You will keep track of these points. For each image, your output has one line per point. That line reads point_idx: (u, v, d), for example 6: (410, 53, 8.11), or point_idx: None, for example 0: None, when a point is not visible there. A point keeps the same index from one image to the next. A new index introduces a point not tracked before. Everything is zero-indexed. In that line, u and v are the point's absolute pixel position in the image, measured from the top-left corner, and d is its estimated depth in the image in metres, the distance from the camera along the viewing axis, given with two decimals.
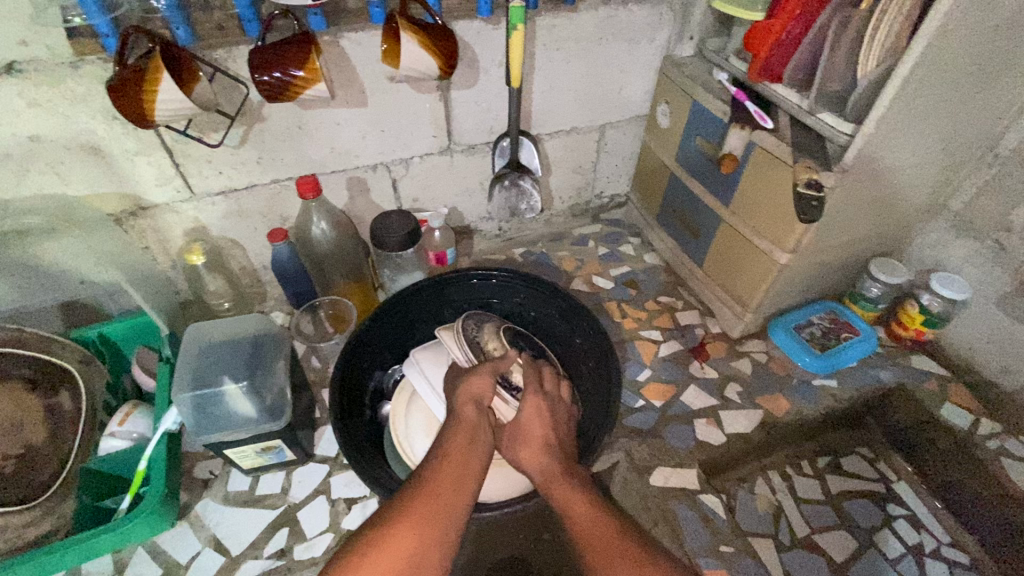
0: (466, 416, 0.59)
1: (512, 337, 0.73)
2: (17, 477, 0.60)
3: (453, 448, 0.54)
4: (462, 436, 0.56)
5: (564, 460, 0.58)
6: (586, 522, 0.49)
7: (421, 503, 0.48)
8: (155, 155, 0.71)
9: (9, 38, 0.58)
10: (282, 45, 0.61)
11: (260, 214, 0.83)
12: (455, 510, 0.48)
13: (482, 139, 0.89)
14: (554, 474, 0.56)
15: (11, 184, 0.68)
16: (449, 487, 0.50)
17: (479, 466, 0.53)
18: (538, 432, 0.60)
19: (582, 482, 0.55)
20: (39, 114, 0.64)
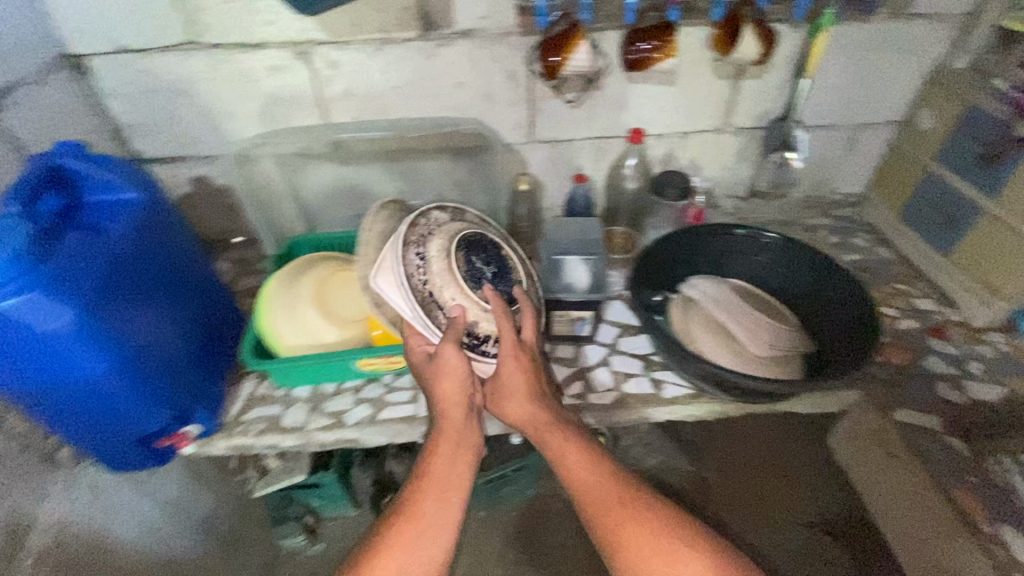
0: (449, 418, 0.71)
1: (467, 261, 0.79)
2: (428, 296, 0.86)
3: (439, 458, 0.68)
4: (448, 443, 0.69)
5: (542, 415, 0.72)
6: (579, 479, 0.65)
7: (418, 512, 0.64)
8: (521, 106, 1.00)
9: (477, 15, 0.89)
10: (655, 29, 0.84)
11: (566, 162, 1.08)
12: (443, 518, 0.64)
13: (752, 124, 1.06)
14: (544, 425, 0.71)
15: (430, 114, 1.00)
16: (441, 491, 0.65)
17: (461, 463, 0.68)
18: (520, 387, 0.73)
19: (564, 431, 0.70)
20: (470, 67, 0.94)
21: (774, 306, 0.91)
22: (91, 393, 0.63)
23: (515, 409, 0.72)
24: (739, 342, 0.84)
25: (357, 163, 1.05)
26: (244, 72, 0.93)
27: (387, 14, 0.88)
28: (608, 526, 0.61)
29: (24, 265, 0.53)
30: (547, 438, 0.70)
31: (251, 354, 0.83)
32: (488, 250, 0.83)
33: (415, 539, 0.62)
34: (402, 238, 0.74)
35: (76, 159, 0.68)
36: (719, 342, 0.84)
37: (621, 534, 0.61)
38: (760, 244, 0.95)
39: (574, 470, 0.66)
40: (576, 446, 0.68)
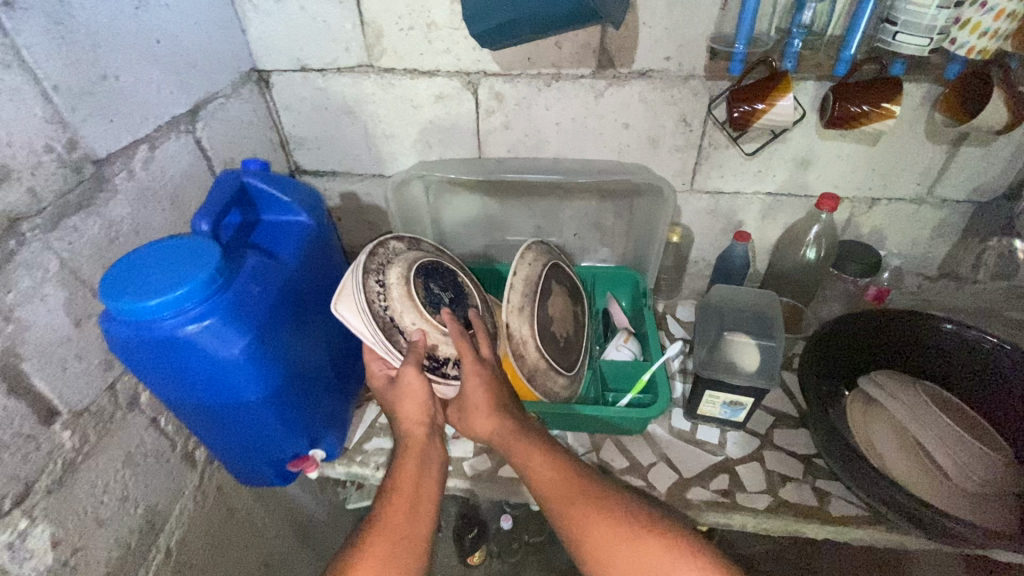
0: (409, 436, 0.64)
1: (426, 285, 0.70)
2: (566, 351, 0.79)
3: (405, 473, 0.62)
4: (411, 459, 0.63)
5: (506, 424, 0.64)
6: (553, 489, 0.59)
7: (392, 523, 0.57)
8: (688, 153, 0.91)
9: (660, 55, 0.82)
10: (873, 86, 0.73)
11: (725, 217, 0.98)
12: (409, 542, 0.56)
13: (963, 197, 0.90)
14: (511, 438, 0.63)
15: (587, 153, 0.95)
16: (408, 503, 0.59)
17: (427, 481, 0.62)
18: (482, 401, 0.64)
19: (535, 439, 0.63)
20: (640, 109, 0.88)
21: (983, 432, 0.73)
22: (236, 416, 0.63)
23: (481, 421, 0.65)
24: (941, 467, 0.68)
25: (503, 197, 1.01)
26: (409, 97, 0.93)
27: (565, 50, 0.83)
28: (585, 536, 0.55)
29: (213, 288, 0.54)
30: (519, 449, 0.62)
31: None
32: (445, 277, 0.75)
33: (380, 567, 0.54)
34: (358, 264, 0.66)
35: (260, 178, 0.69)
36: (912, 466, 0.69)
37: (602, 546, 0.54)
38: (978, 347, 0.76)
39: (541, 481, 0.60)
40: (540, 449, 0.62)
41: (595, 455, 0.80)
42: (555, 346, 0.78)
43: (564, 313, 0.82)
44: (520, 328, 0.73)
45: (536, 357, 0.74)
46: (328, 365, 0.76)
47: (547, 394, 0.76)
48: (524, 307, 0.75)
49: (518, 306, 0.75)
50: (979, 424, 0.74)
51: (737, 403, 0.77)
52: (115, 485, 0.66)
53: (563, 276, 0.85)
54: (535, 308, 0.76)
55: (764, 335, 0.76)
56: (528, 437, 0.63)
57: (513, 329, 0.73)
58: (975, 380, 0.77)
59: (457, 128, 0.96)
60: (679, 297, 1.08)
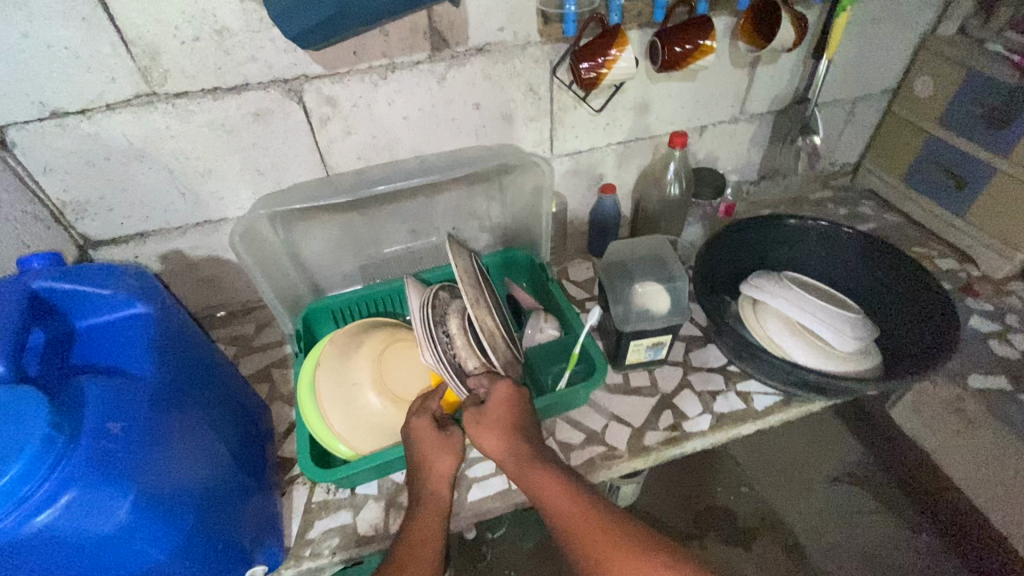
0: (428, 490, 0.62)
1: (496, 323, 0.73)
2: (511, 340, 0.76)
3: (420, 529, 0.60)
4: (431, 516, 0.61)
5: (517, 452, 0.61)
6: (577, 524, 0.54)
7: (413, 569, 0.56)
8: (542, 121, 0.91)
9: (494, 27, 0.78)
10: (689, 27, 0.79)
11: (588, 172, 1.02)
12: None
13: (765, 110, 1.04)
14: (523, 463, 0.60)
15: (445, 142, 0.89)
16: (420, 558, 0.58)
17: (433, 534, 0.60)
18: (501, 417, 0.63)
19: (549, 466, 0.60)
20: (487, 86, 0.84)
21: (837, 299, 0.88)
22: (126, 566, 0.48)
23: (488, 441, 0.62)
24: (828, 340, 0.80)
25: (366, 210, 0.91)
26: (219, 122, 0.77)
27: (393, 37, 0.75)
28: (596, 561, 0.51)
29: (55, 450, 0.40)
30: (530, 474, 0.59)
31: (309, 469, 0.67)
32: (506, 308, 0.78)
33: None
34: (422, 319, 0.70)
35: (60, 277, 0.52)
36: (808, 348, 0.80)
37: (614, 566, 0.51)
38: (811, 233, 0.96)
39: (557, 514, 0.56)
40: (554, 473, 0.59)
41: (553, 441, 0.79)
42: (509, 338, 0.74)
43: (496, 305, 0.78)
44: (486, 321, 0.69)
45: (506, 348, 0.70)
46: (237, 466, 0.62)
47: None
48: (481, 298, 0.70)
49: (474, 298, 0.68)
50: (831, 293, 0.90)
51: (657, 344, 0.81)
52: None
53: (482, 269, 0.81)
54: (485, 300, 0.71)
55: (667, 281, 0.82)
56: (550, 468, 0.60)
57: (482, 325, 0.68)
58: (809, 257, 0.98)
59: (291, 147, 0.82)
60: (567, 259, 1.10)
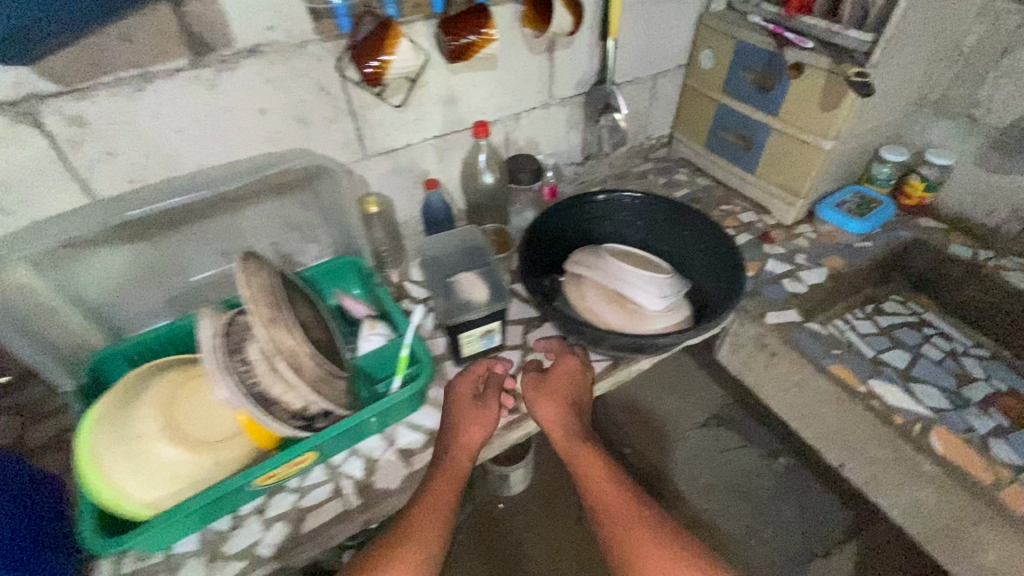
0: (458, 458, 0.70)
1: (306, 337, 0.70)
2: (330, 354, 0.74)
3: (439, 495, 0.66)
4: (448, 484, 0.68)
5: (574, 428, 0.76)
6: (608, 489, 0.69)
7: (423, 524, 0.63)
8: (343, 121, 0.87)
9: (261, 26, 0.73)
10: (466, 15, 0.80)
11: (410, 169, 1.00)
12: (434, 544, 0.62)
13: (573, 92, 1.09)
14: (573, 440, 0.74)
15: (239, 154, 0.83)
16: (432, 519, 0.64)
17: (450, 496, 0.67)
18: (563, 390, 0.79)
19: (597, 449, 0.74)
20: (270, 89, 0.79)
21: (649, 261, 0.95)
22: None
23: (552, 411, 0.76)
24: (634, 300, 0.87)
25: (156, 238, 0.84)
26: None
27: (139, 42, 0.67)
28: (623, 538, 0.64)
29: None
30: (579, 448, 0.73)
31: (92, 540, 0.60)
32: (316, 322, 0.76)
33: (416, 553, 0.61)
34: (215, 350, 0.64)
35: None
36: (619, 310, 0.87)
37: (639, 544, 0.63)
38: (623, 204, 1.03)
39: (597, 487, 0.70)
40: (598, 456, 0.73)
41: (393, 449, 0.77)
42: (320, 351, 0.71)
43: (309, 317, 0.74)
44: (284, 339, 0.64)
45: (314, 364, 0.66)
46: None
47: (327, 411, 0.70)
48: (278, 316, 0.66)
49: (269, 316, 0.65)
50: (647, 257, 0.98)
51: (488, 330, 0.82)
52: None
53: (287, 280, 0.76)
54: (286, 314, 0.67)
55: (480, 266, 0.83)
56: (593, 449, 0.73)
57: (278, 345, 0.64)
58: (627, 227, 1.05)
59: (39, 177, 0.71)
60: (408, 260, 1.08)
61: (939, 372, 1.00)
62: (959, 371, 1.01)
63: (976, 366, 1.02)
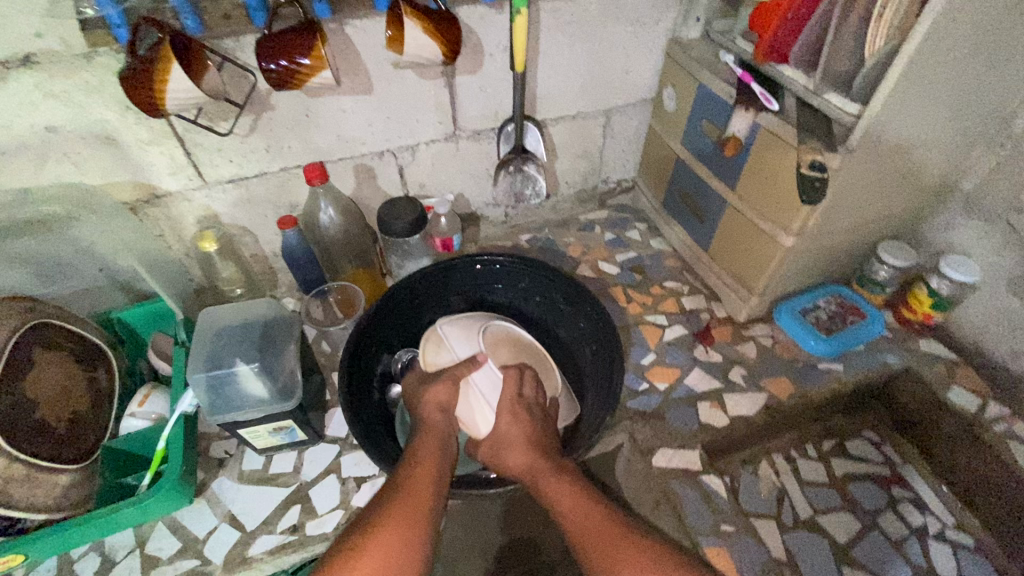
0: (435, 423, 0.61)
1: (15, 419, 0.57)
2: (66, 439, 0.61)
3: (427, 455, 0.56)
4: (433, 439, 0.59)
5: (546, 455, 0.59)
6: (578, 509, 0.51)
7: (404, 498, 0.51)
8: (167, 145, 0.73)
9: (26, 31, 0.59)
10: (289, 35, 0.62)
11: (269, 202, 0.84)
12: (422, 513, 0.50)
13: (488, 126, 0.89)
14: (542, 466, 0.57)
15: (30, 174, 0.70)
16: (425, 484, 0.53)
17: (445, 466, 0.56)
18: (520, 434, 0.61)
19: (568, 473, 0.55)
20: (56, 105, 0.65)
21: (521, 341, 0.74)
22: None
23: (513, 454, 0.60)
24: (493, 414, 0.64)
25: None
26: None
27: None
28: (606, 557, 0.47)
29: None
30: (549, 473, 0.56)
31: None
32: (65, 394, 0.63)
33: (400, 527, 0.48)
34: None
35: None
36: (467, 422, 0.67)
37: (625, 561, 0.46)
38: (501, 271, 0.84)
39: (566, 509, 0.52)
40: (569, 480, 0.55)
41: (138, 554, 0.65)
42: (43, 437, 0.59)
43: (54, 388, 0.63)
44: None
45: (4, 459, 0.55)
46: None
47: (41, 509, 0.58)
48: None
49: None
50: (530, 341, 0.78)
51: (280, 426, 0.67)
52: None
53: (44, 336, 0.64)
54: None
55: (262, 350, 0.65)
56: (562, 469, 0.57)
57: None
58: (514, 300, 0.87)
59: None
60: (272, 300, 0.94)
61: (893, 562, 0.74)
62: (922, 563, 0.74)
63: (947, 560, 0.75)
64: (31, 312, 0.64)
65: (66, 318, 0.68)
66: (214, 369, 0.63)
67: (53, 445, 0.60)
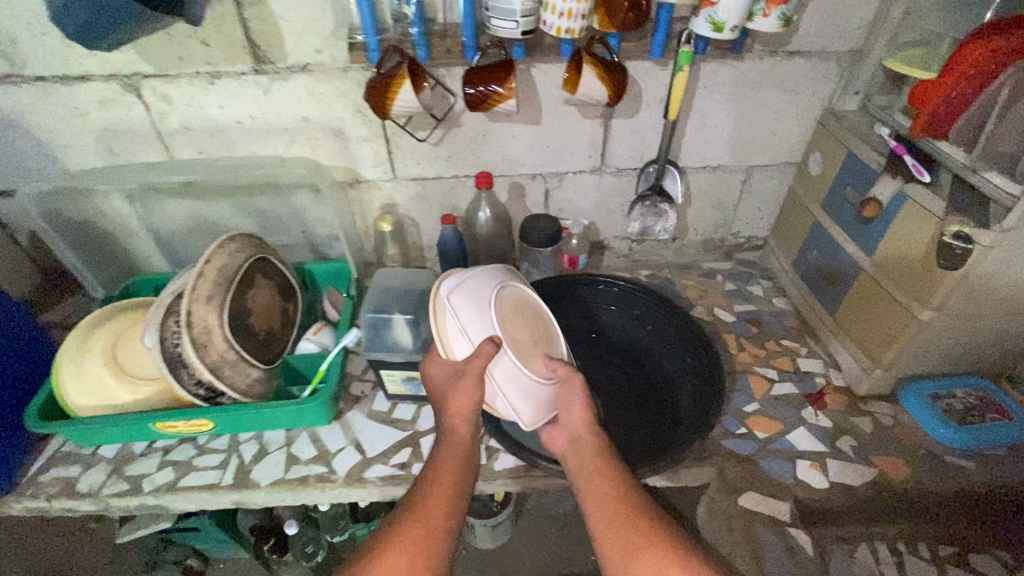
0: (456, 435, 0.68)
1: (237, 318, 0.76)
2: (261, 344, 0.80)
3: (445, 472, 0.64)
4: (454, 455, 0.66)
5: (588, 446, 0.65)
6: (609, 509, 0.59)
7: (422, 514, 0.60)
8: (377, 142, 0.93)
9: (311, 48, 0.82)
10: (491, 68, 0.78)
11: (437, 200, 1.02)
12: (440, 531, 0.58)
13: (632, 165, 0.99)
14: (584, 456, 0.64)
15: (282, 148, 0.94)
16: (441, 502, 0.61)
17: (463, 484, 0.64)
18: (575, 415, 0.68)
19: (607, 473, 0.62)
20: (314, 102, 0.88)
21: (513, 305, 0.74)
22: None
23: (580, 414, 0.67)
24: (524, 414, 0.69)
25: (209, 198, 0.99)
26: (72, 105, 0.87)
27: (213, 46, 0.81)
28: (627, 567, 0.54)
29: None
30: (592, 471, 0.62)
31: (38, 411, 0.77)
32: (268, 312, 0.83)
33: (417, 545, 0.57)
34: (162, 306, 0.73)
35: None
36: (490, 405, 0.72)
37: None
38: (617, 294, 0.93)
39: (604, 506, 0.59)
40: (607, 476, 0.62)
41: (285, 450, 0.80)
42: (249, 337, 0.78)
43: (263, 305, 0.82)
44: (207, 318, 0.72)
45: (226, 343, 0.73)
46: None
47: (233, 392, 0.75)
48: (215, 296, 0.74)
49: (207, 295, 0.73)
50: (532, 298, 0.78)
51: (411, 376, 0.79)
52: None
53: (264, 266, 0.85)
54: (227, 296, 0.76)
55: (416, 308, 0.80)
56: (598, 459, 0.64)
57: (198, 321, 0.71)
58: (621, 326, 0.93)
59: (134, 132, 0.91)
60: None
61: None
62: None
63: None
64: (261, 248, 0.86)
65: (279, 259, 0.90)
66: (378, 312, 0.79)
67: (253, 345, 0.78)
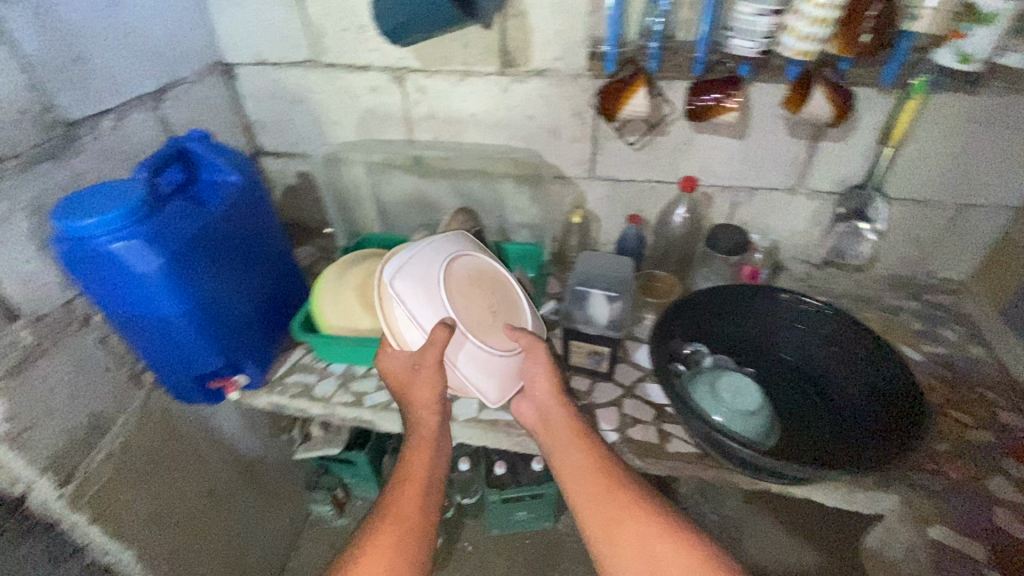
0: (423, 424, 0.75)
1: None
2: None
3: (416, 466, 0.71)
4: (424, 447, 0.73)
5: (556, 421, 0.76)
6: (585, 481, 0.68)
7: (399, 505, 0.67)
8: (585, 142, 1.04)
9: (552, 56, 0.95)
10: (719, 81, 0.85)
11: (625, 201, 1.10)
12: (414, 521, 0.66)
13: (829, 189, 1.00)
14: (557, 428, 0.75)
15: (501, 140, 1.08)
16: (414, 495, 0.69)
17: (437, 466, 0.73)
18: (543, 388, 0.78)
19: (580, 447, 0.71)
20: (541, 102, 1.01)
21: (460, 276, 0.85)
22: (171, 333, 0.80)
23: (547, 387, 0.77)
24: (488, 392, 0.82)
25: (430, 176, 1.17)
26: (349, 89, 1.08)
27: (472, 49, 0.97)
28: (610, 537, 0.64)
29: (167, 231, 0.74)
30: (569, 450, 0.72)
31: (300, 324, 0.95)
32: None
33: (396, 536, 0.64)
34: None
35: (200, 145, 0.86)
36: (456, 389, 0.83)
37: (621, 550, 0.63)
38: (803, 312, 0.93)
39: (581, 478, 0.69)
40: (583, 449, 0.71)
41: None
42: None
43: None
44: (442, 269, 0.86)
45: None
46: (258, 318, 0.93)
47: None
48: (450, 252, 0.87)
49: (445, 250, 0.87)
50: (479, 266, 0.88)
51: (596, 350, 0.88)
52: (62, 387, 0.80)
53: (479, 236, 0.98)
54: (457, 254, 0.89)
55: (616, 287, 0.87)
56: (571, 433, 0.73)
57: None
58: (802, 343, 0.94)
59: (388, 115, 1.10)
60: None
61: None
62: None
63: None
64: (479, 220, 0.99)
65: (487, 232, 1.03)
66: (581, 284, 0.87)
67: None
